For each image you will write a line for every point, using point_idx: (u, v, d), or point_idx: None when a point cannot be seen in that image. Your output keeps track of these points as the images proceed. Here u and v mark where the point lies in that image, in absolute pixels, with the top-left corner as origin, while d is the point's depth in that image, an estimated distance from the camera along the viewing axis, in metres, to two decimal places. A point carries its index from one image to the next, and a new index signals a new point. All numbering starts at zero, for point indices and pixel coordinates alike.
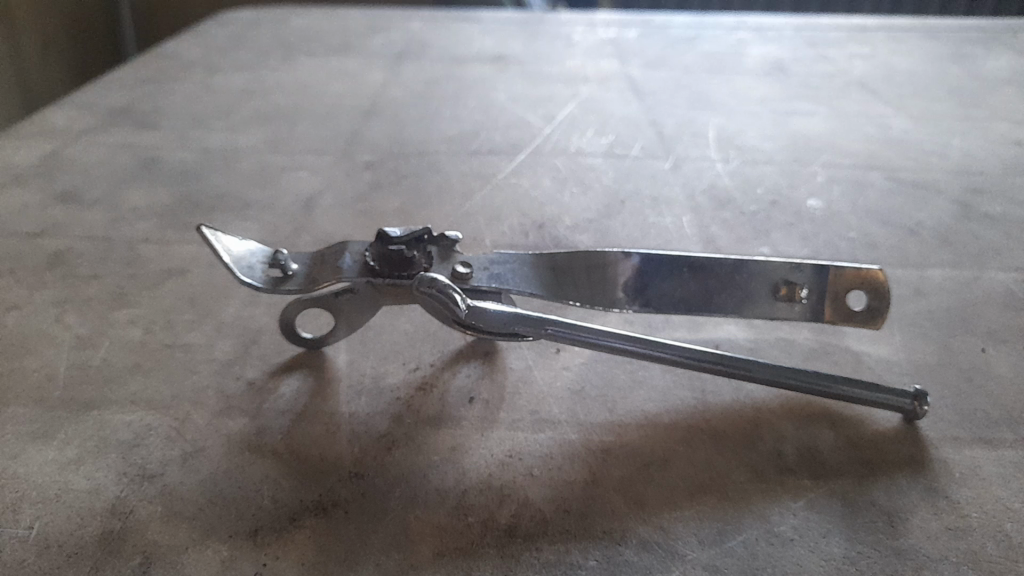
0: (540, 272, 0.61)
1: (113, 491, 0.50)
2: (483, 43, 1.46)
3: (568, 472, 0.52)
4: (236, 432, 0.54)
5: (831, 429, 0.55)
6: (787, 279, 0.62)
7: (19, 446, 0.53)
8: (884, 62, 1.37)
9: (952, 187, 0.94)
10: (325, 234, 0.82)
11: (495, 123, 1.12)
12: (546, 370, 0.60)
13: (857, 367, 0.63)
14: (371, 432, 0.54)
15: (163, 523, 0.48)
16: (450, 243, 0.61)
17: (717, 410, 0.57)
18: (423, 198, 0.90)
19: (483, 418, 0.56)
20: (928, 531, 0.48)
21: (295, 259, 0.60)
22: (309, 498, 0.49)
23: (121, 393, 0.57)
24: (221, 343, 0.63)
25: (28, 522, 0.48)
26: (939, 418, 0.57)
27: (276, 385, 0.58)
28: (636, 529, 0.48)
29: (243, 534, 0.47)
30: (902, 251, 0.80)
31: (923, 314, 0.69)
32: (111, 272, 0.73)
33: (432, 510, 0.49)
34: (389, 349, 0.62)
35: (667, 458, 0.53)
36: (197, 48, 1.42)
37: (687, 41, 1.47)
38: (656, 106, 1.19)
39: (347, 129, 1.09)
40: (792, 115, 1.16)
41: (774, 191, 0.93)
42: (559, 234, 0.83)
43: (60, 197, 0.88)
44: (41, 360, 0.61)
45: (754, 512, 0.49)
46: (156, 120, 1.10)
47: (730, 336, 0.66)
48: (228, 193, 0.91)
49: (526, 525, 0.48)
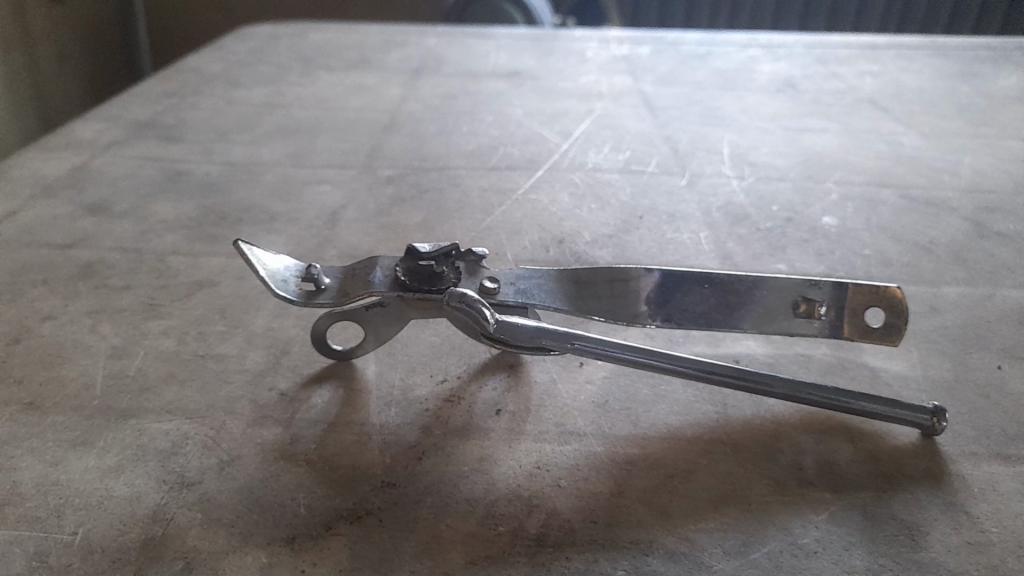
0: (564, 287, 0.63)
1: (153, 498, 0.51)
2: (497, 59, 1.48)
3: (594, 483, 0.53)
4: (270, 442, 0.55)
5: (851, 443, 0.57)
6: (805, 296, 0.63)
7: (60, 453, 0.55)
8: (894, 79, 1.38)
9: (964, 204, 0.95)
10: (349, 247, 0.84)
11: (512, 138, 1.14)
12: (570, 383, 0.62)
13: (875, 383, 0.64)
14: (401, 442, 0.56)
15: (203, 530, 0.49)
16: (477, 259, 0.62)
17: (738, 423, 0.58)
18: (444, 212, 0.92)
19: (510, 430, 0.57)
20: (948, 544, 0.49)
21: (327, 273, 0.62)
22: (343, 506, 0.51)
23: (157, 402, 0.59)
24: (253, 354, 0.64)
25: (71, 528, 0.49)
26: (956, 433, 0.58)
27: (307, 395, 0.60)
28: (662, 539, 0.49)
29: (280, 541, 0.48)
30: (916, 268, 0.82)
31: (939, 331, 0.70)
32: (142, 283, 0.74)
33: (463, 519, 0.50)
34: (416, 361, 0.64)
35: (691, 470, 0.54)
36: (216, 62, 1.44)
37: (699, 58, 1.49)
38: (670, 122, 1.20)
39: (367, 143, 1.11)
40: (804, 132, 1.17)
41: (789, 208, 0.94)
42: (579, 249, 0.85)
43: (89, 209, 0.90)
44: (78, 369, 0.62)
45: (778, 525, 0.50)
46: (179, 134, 1.12)
47: (750, 352, 0.67)
48: (253, 206, 0.93)
49: (554, 534, 0.49)
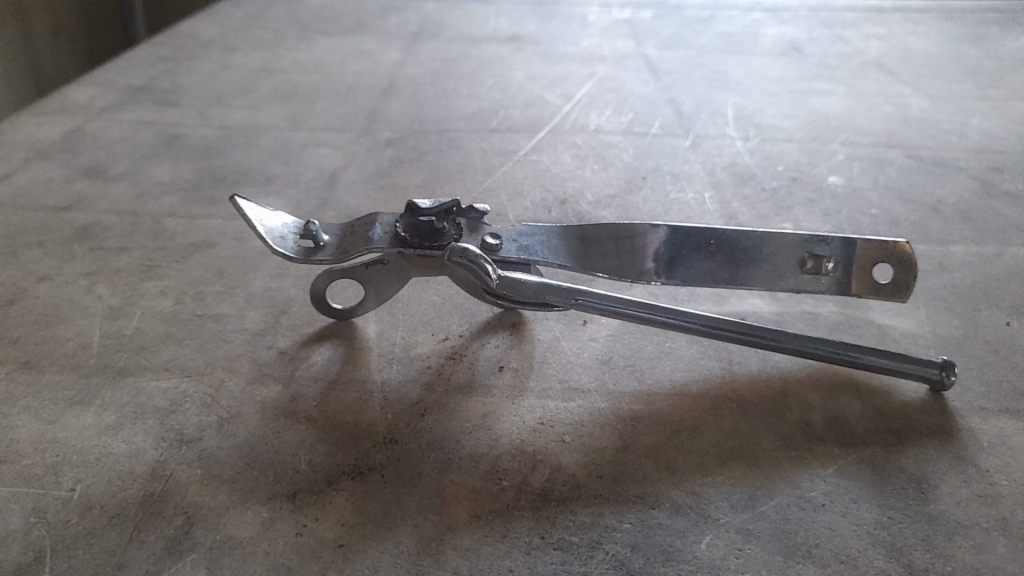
0: (568, 244, 0.62)
1: (152, 455, 0.50)
2: (497, 24, 1.45)
3: (599, 439, 0.52)
4: (270, 400, 0.55)
5: (859, 398, 0.56)
6: (812, 252, 0.62)
7: (57, 411, 0.54)
8: (900, 42, 1.36)
9: (972, 165, 0.94)
10: (349, 210, 0.83)
11: (513, 101, 1.12)
12: (574, 341, 0.61)
13: (883, 340, 0.63)
14: (403, 399, 0.55)
15: (203, 486, 0.48)
16: (478, 215, 0.61)
17: (745, 379, 0.57)
18: (444, 174, 0.91)
19: (513, 387, 0.56)
20: (958, 498, 0.49)
21: (326, 230, 0.61)
22: (345, 462, 0.50)
23: (156, 360, 0.58)
24: (252, 313, 0.63)
25: (69, 485, 0.49)
26: (966, 389, 0.57)
27: (307, 353, 0.59)
28: (669, 493, 0.49)
29: (281, 497, 0.48)
30: (924, 227, 0.80)
31: (947, 289, 0.69)
32: (140, 244, 0.73)
33: (467, 474, 0.49)
34: (417, 320, 0.63)
35: (697, 426, 0.54)
36: (212, 27, 1.42)
37: (703, 22, 1.47)
38: (673, 85, 1.18)
39: (366, 107, 1.09)
40: (809, 95, 1.15)
41: (795, 168, 0.93)
42: (582, 210, 0.83)
43: (85, 172, 0.88)
44: (75, 328, 0.62)
45: (786, 479, 0.50)
46: (175, 98, 1.11)
47: (756, 310, 0.66)
48: (251, 169, 0.91)
49: (560, 489, 0.49)
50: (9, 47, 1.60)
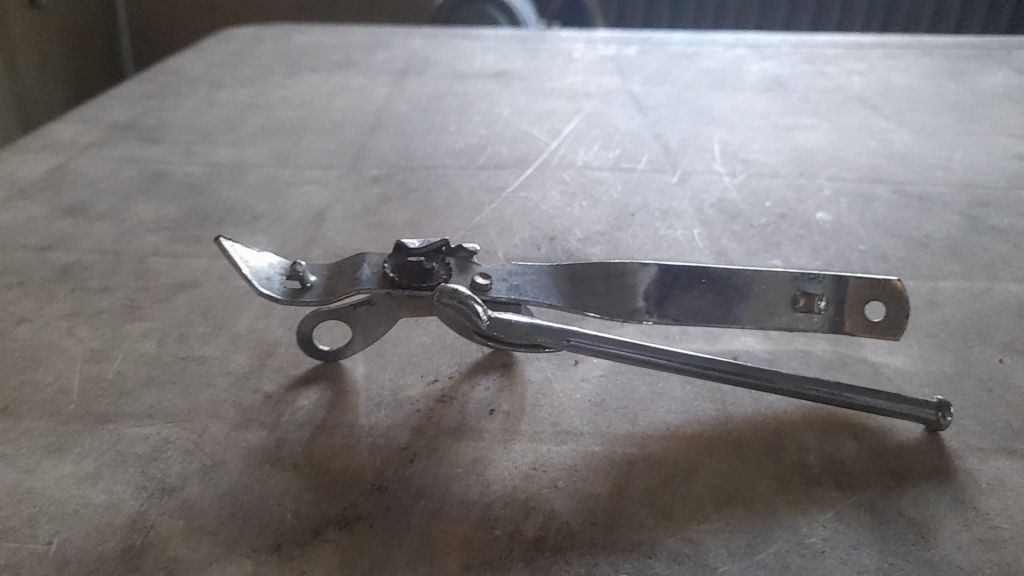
0: (559, 283, 0.61)
1: (132, 506, 0.49)
2: (484, 60, 1.46)
3: (592, 484, 0.51)
4: (254, 446, 0.53)
5: (854, 438, 0.55)
6: (804, 290, 0.61)
7: (34, 460, 0.52)
8: (881, 78, 1.38)
9: (957, 200, 0.94)
10: (336, 247, 0.82)
11: (501, 137, 1.12)
12: (566, 382, 0.60)
13: (877, 378, 0.63)
14: (392, 444, 0.54)
15: (184, 538, 0.47)
16: (468, 255, 0.61)
17: (739, 421, 0.57)
18: (433, 210, 0.90)
19: (504, 430, 0.55)
20: (959, 542, 0.48)
21: (313, 271, 0.60)
22: (332, 511, 0.49)
23: (137, 406, 0.57)
24: (237, 355, 0.62)
25: (45, 538, 0.47)
26: (962, 428, 0.57)
27: (294, 397, 0.58)
28: (665, 541, 0.47)
29: (265, 549, 0.46)
30: (913, 262, 0.80)
31: (938, 325, 0.69)
32: (122, 284, 0.72)
33: (458, 523, 0.48)
34: (406, 361, 0.62)
35: (692, 470, 0.53)
36: (198, 63, 1.42)
37: (687, 58, 1.48)
38: (659, 121, 1.19)
39: (354, 143, 1.09)
40: (793, 130, 1.16)
41: (782, 204, 0.93)
42: (572, 246, 0.83)
43: (68, 210, 0.87)
44: (54, 372, 0.60)
45: (784, 524, 0.49)
46: (160, 134, 1.10)
47: (748, 348, 0.66)
48: (238, 206, 0.90)
49: (554, 538, 0.47)
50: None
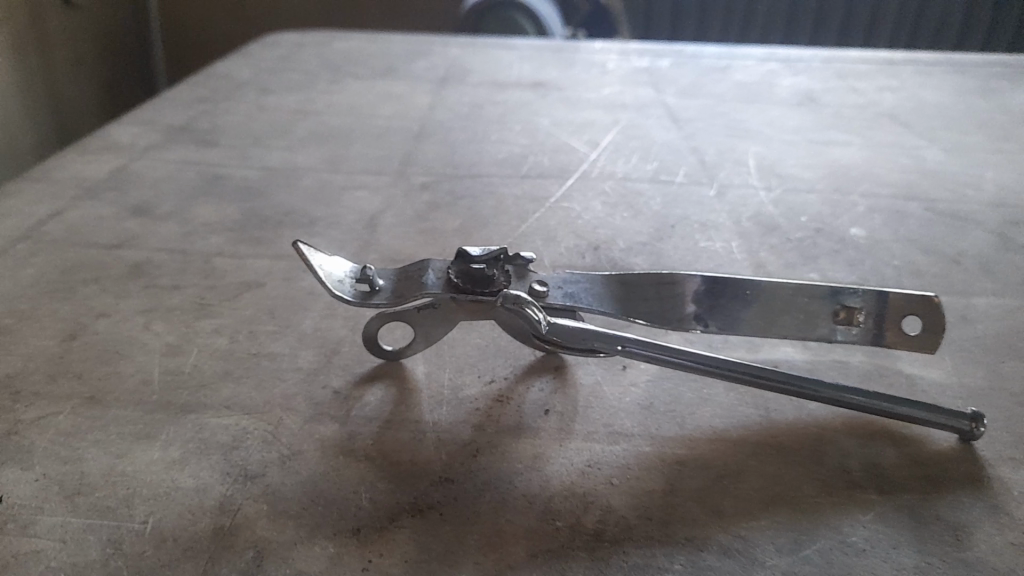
0: (610, 290, 0.65)
1: (219, 490, 0.53)
2: (521, 69, 1.50)
3: (646, 482, 0.54)
4: (328, 438, 0.57)
5: (892, 446, 0.58)
6: (844, 303, 0.64)
7: (125, 445, 0.56)
8: (912, 94, 1.40)
9: (990, 218, 0.96)
10: (389, 252, 0.86)
11: (542, 147, 1.16)
12: (615, 386, 0.63)
13: (913, 390, 0.65)
14: (455, 439, 0.57)
15: (270, 521, 0.50)
16: (524, 263, 0.64)
17: (784, 427, 0.60)
18: (480, 219, 0.94)
19: (560, 429, 0.59)
20: (994, 545, 0.51)
21: (381, 275, 0.64)
22: (404, 500, 0.52)
23: (216, 398, 0.60)
24: (305, 353, 0.66)
25: (142, 517, 0.51)
26: (996, 438, 0.59)
27: (361, 394, 0.61)
28: (716, 537, 0.51)
29: (345, 532, 0.50)
30: (947, 279, 0.83)
31: (972, 340, 0.72)
32: (191, 283, 0.76)
33: (521, 514, 0.52)
34: (464, 362, 0.65)
35: (740, 471, 0.56)
36: (244, 68, 1.47)
37: (720, 71, 1.51)
38: (695, 133, 1.22)
39: (399, 150, 1.13)
40: (827, 145, 1.19)
41: (818, 219, 0.96)
42: (615, 256, 0.86)
43: (131, 211, 0.92)
44: (135, 365, 0.64)
45: (827, 524, 0.52)
46: (213, 138, 1.15)
47: (789, 358, 0.69)
48: (293, 210, 0.94)
49: (611, 530, 0.51)
50: (27, 71, 1.65)
